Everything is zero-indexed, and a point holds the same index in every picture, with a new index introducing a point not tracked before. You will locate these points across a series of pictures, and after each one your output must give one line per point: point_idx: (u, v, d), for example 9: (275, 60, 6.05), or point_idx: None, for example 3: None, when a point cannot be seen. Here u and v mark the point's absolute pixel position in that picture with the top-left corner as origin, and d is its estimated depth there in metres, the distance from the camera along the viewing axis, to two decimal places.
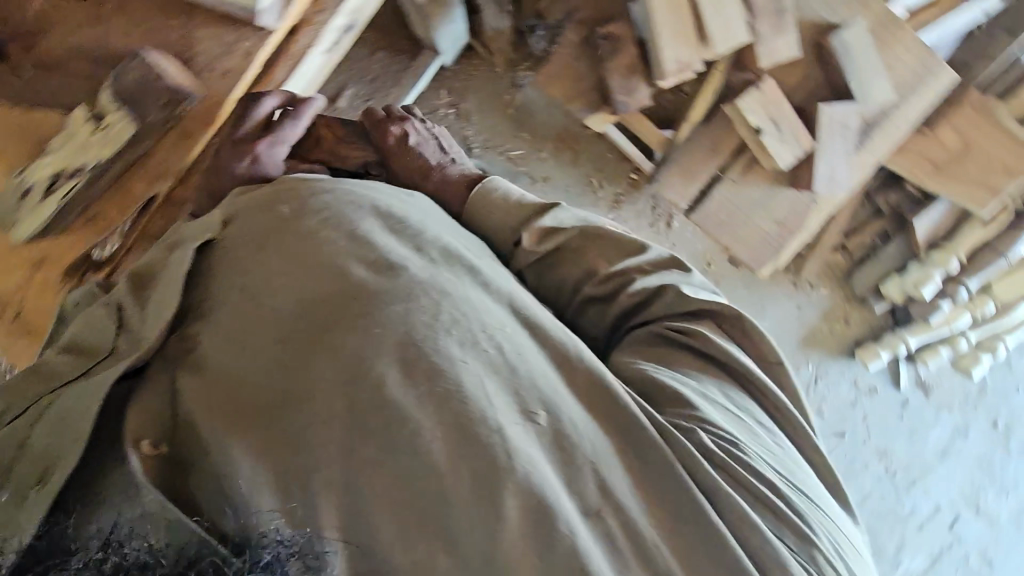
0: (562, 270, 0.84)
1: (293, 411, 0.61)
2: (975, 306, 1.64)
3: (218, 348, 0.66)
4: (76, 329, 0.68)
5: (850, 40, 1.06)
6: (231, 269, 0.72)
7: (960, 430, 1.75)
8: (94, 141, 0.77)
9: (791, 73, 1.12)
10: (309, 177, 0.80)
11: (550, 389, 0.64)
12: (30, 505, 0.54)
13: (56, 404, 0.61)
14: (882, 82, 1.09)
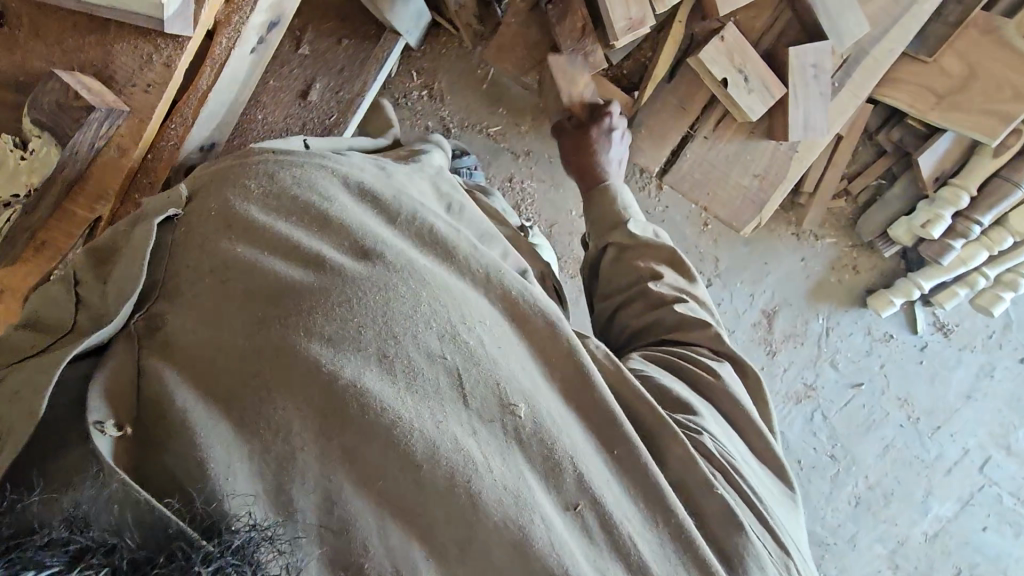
0: (621, 267, 0.90)
1: (270, 406, 0.53)
2: (992, 241, 1.49)
3: (186, 327, 0.57)
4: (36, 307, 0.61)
5: None
6: (192, 240, 0.63)
7: (985, 369, 1.68)
8: (27, 171, 0.75)
9: (754, 18, 1.04)
10: (279, 150, 0.72)
11: (538, 389, 0.62)
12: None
13: (14, 376, 0.52)
14: (855, 17, 1.02)
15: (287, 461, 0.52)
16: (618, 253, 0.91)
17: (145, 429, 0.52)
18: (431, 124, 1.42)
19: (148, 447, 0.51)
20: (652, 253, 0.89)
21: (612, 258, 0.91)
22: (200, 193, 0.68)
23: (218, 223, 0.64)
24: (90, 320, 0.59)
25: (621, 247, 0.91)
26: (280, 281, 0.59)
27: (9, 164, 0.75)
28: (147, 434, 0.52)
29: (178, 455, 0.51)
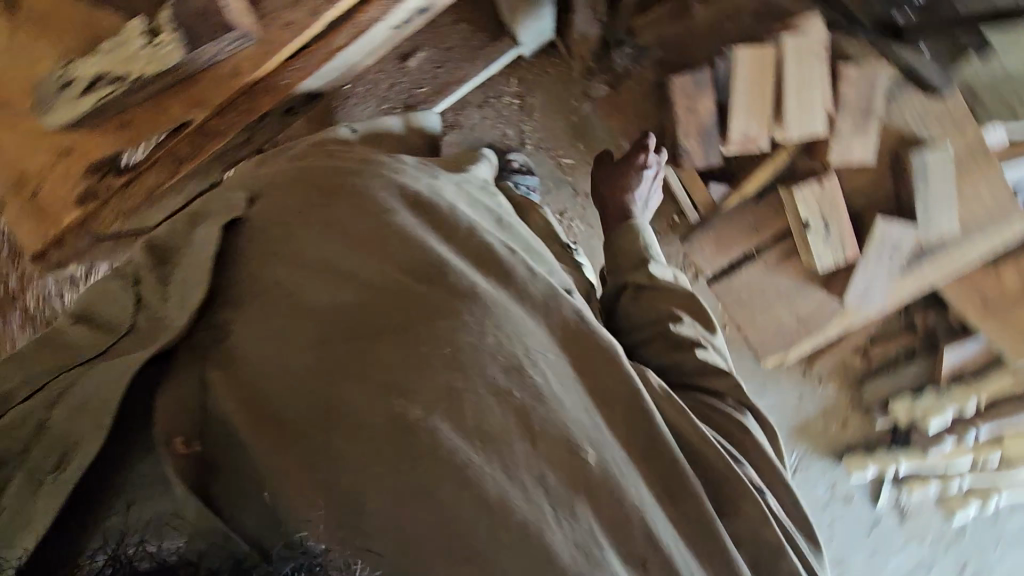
0: (641, 308, 0.74)
1: (327, 437, 0.51)
2: (979, 452, 1.57)
3: (246, 333, 0.57)
4: (98, 297, 0.63)
5: (930, 163, 1.00)
6: (269, 242, 0.63)
7: (924, 565, 1.67)
8: (147, 59, 0.77)
9: (857, 176, 1.06)
10: (340, 153, 0.71)
11: (601, 439, 0.55)
12: (48, 495, 0.48)
13: (83, 382, 0.53)
14: (950, 214, 1.04)
15: (356, 503, 0.49)
16: (638, 292, 0.75)
17: (210, 450, 0.53)
18: (509, 133, 1.36)
19: (205, 470, 0.52)
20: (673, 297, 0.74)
21: (631, 298, 0.75)
22: (259, 205, 0.66)
23: (280, 231, 0.64)
24: (150, 318, 0.59)
25: (651, 290, 0.75)
26: (345, 301, 0.58)
27: (133, 46, 0.77)
28: (210, 456, 0.52)
29: (245, 486, 0.51)
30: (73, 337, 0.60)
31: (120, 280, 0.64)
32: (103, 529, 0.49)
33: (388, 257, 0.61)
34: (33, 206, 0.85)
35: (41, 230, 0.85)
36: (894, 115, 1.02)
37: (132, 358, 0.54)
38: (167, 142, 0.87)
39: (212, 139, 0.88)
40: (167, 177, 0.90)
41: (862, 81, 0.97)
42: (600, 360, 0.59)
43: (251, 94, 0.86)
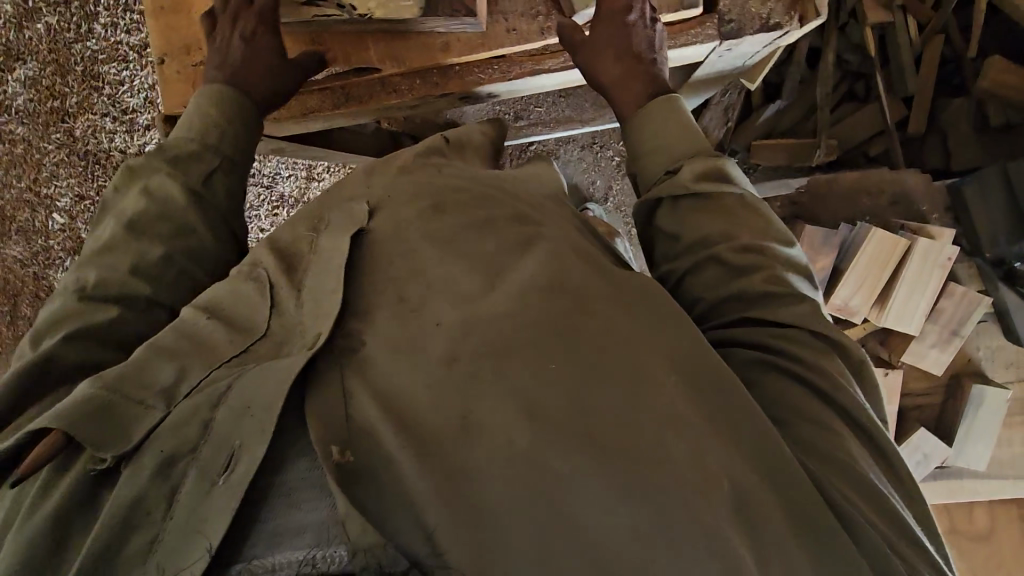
0: (683, 220, 0.71)
1: (459, 447, 0.51)
2: None
3: (387, 355, 0.57)
4: (224, 296, 0.64)
5: (987, 396, 1.21)
6: (407, 254, 0.63)
7: None
8: (383, 5, 0.84)
9: (915, 378, 1.29)
10: (455, 174, 0.72)
11: (718, 488, 0.50)
12: (223, 494, 0.51)
13: (244, 379, 0.56)
14: (982, 451, 1.24)
15: (483, 509, 0.49)
16: (686, 202, 0.72)
17: (359, 461, 0.53)
18: (598, 183, 1.53)
19: (355, 477, 0.51)
20: (721, 206, 0.70)
21: (670, 209, 0.73)
22: (379, 218, 0.67)
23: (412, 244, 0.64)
24: (291, 321, 0.62)
25: (693, 198, 0.71)
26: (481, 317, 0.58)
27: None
28: (354, 465, 0.52)
29: (381, 491, 0.51)
30: (217, 337, 0.61)
31: (253, 285, 0.65)
32: (269, 528, 0.52)
33: (516, 267, 0.61)
34: (193, 76, 0.99)
35: (190, 97, 0.99)
36: (973, 342, 1.28)
37: (287, 364, 0.56)
38: (347, 77, 0.96)
39: (389, 93, 0.97)
40: (324, 110, 0.99)
41: (961, 302, 1.21)
42: (708, 370, 0.56)
43: (444, 71, 0.95)
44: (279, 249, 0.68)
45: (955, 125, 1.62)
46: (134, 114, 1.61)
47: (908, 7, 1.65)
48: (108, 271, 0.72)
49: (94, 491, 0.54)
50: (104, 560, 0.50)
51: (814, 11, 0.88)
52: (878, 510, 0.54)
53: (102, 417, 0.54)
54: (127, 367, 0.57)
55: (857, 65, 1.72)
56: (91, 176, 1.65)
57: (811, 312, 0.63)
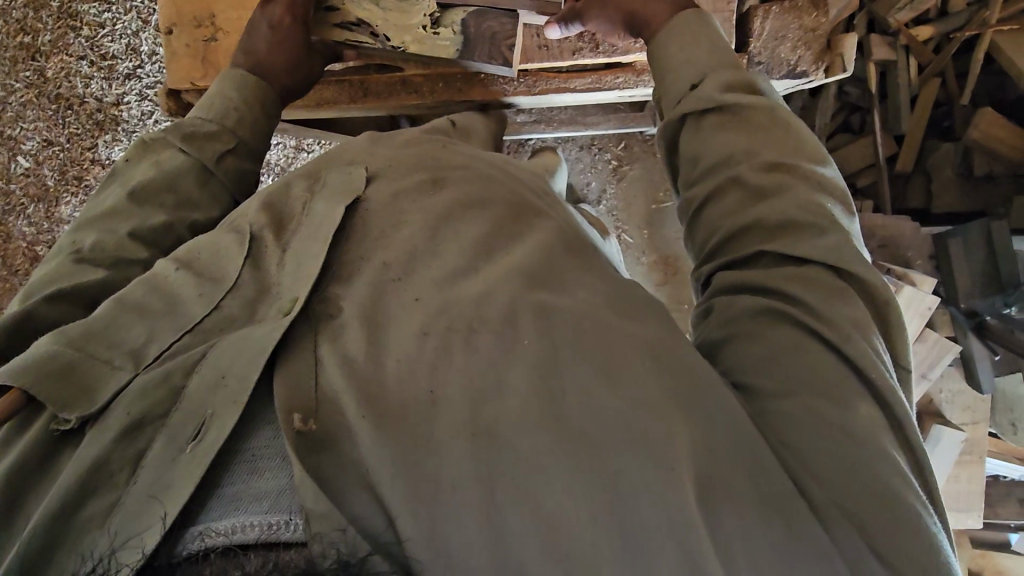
0: (703, 142, 0.72)
1: (422, 422, 0.51)
2: None
3: (366, 324, 0.56)
4: (201, 249, 0.63)
5: (944, 437, 1.26)
6: (393, 226, 0.63)
7: None
8: (419, 40, 0.89)
9: None
10: (455, 151, 0.72)
11: (684, 454, 0.49)
12: (188, 466, 0.48)
13: (217, 349, 0.53)
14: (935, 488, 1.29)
15: (440, 486, 0.48)
16: (710, 117, 0.72)
17: (326, 430, 0.51)
18: (592, 184, 1.53)
19: (317, 447, 0.50)
20: (748, 121, 0.70)
21: (694, 126, 0.74)
22: (377, 187, 0.67)
23: (394, 218, 0.64)
24: (267, 280, 0.61)
25: (718, 113, 0.72)
26: (454, 296, 0.57)
27: (412, 21, 0.88)
28: (320, 434, 0.51)
29: (344, 462, 0.50)
30: (187, 294, 0.59)
31: (235, 239, 0.64)
32: (229, 493, 0.48)
33: (509, 254, 0.61)
34: (202, 51, 0.97)
35: (198, 73, 0.98)
36: (938, 384, 1.32)
37: (263, 331, 0.54)
38: (368, 73, 0.99)
39: (409, 94, 0.99)
40: (342, 100, 1.01)
41: (934, 347, 1.24)
42: (692, 364, 0.55)
43: (470, 76, 0.97)
44: (269, 203, 0.67)
45: (940, 169, 1.67)
46: (113, 61, 1.57)
47: (912, 48, 1.67)
48: (107, 232, 0.70)
49: (55, 450, 0.50)
50: (63, 523, 0.46)
51: (841, 65, 0.89)
52: (885, 503, 0.49)
53: (67, 373, 0.51)
54: (94, 323, 0.55)
55: (857, 97, 1.76)
56: (62, 121, 1.61)
57: (828, 249, 0.60)
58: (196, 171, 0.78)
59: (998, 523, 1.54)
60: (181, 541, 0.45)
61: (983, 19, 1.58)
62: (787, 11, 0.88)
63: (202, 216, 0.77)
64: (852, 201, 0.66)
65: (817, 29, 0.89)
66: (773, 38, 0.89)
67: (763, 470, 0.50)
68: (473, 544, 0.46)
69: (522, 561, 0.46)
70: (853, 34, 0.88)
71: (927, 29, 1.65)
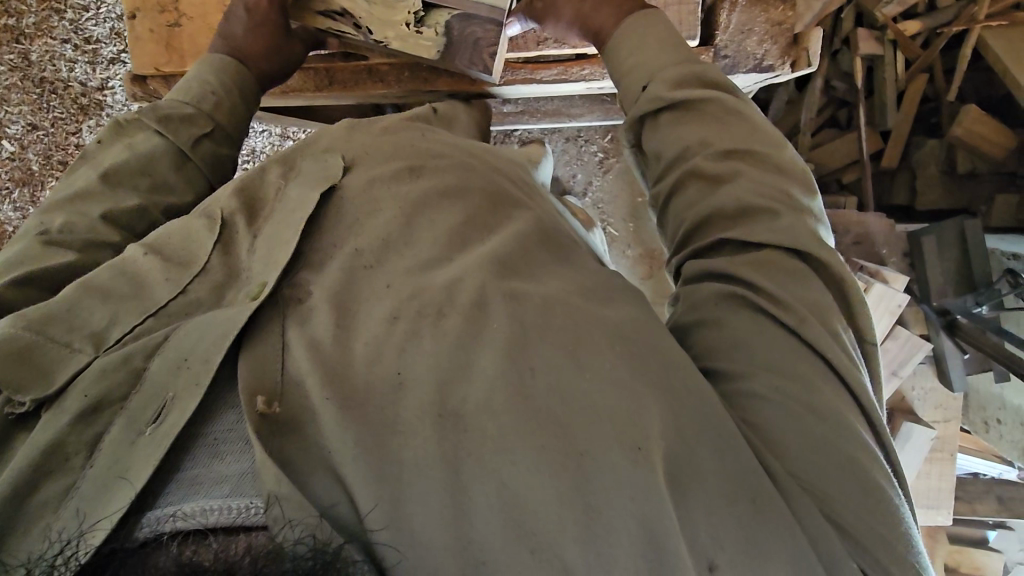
0: (667, 132, 0.73)
1: (388, 404, 0.50)
2: None
3: (332, 310, 0.56)
4: (171, 235, 0.64)
5: (913, 433, 1.28)
6: (365, 214, 0.63)
7: None
8: (401, 37, 0.86)
9: None
10: (434, 138, 0.72)
11: (652, 431, 0.48)
12: (144, 449, 0.48)
13: (180, 334, 0.54)
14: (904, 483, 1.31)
15: (403, 469, 0.48)
16: (666, 114, 0.74)
17: (289, 414, 0.51)
18: (579, 176, 1.54)
19: (283, 431, 0.50)
20: (702, 115, 0.71)
21: (651, 124, 0.75)
22: (352, 174, 0.67)
23: (366, 206, 0.64)
24: (237, 265, 0.61)
25: (673, 109, 0.73)
26: (423, 281, 0.57)
27: (395, 17, 0.85)
28: (284, 419, 0.51)
29: (308, 446, 0.50)
30: (153, 277, 0.59)
31: (205, 224, 0.64)
32: (189, 476, 0.48)
33: (482, 243, 0.61)
34: (166, 37, 0.97)
35: (162, 59, 0.98)
36: (909, 382, 1.34)
37: (230, 314, 0.55)
38: (334, 61, 0.99)
39: (376, 82, 0.99)
40: (308, 88, 1.02)
41: (904, 344, 1.27)
42: (660, 345, 0.54)
43: (436, 69, 0.97)
44: (243, 187, 0.67)
45: (924, 166, 1.68)
46: (97, 45, 1.55)
47: (899, 42, 1.68)
48: (78, 215, 0.69)
49: (9, 434, 0.50)
50: (18, 503, 0.46)
51: (806, 60, 0.90)
52: (843, 488, 0.50)
53: (26, 356, 0.52)
54: (55, 305, 0.55)
55: (843, 93, 1.77)
56: (47, 105, 1.60)
57: (785, 234, 0.61)
58: (172, 156, 0.79)
59: (974, 519, 1.56)
60: (140, 525, 0.46)
61: (970, 15, 1.59)
62: (755, 3, 0.89)
63: (176, 201, 0.77)
64: (813, 183, 0.68)
65: (785, 22, 0.89)
66: (740, 31, 0.90)
67: (735, 448, 0.50)
68: (435, 527, 0.46)
69: (484, 545, 0.46)
70: (818, 28, 0.89)
71: (915, 23, 1.66)
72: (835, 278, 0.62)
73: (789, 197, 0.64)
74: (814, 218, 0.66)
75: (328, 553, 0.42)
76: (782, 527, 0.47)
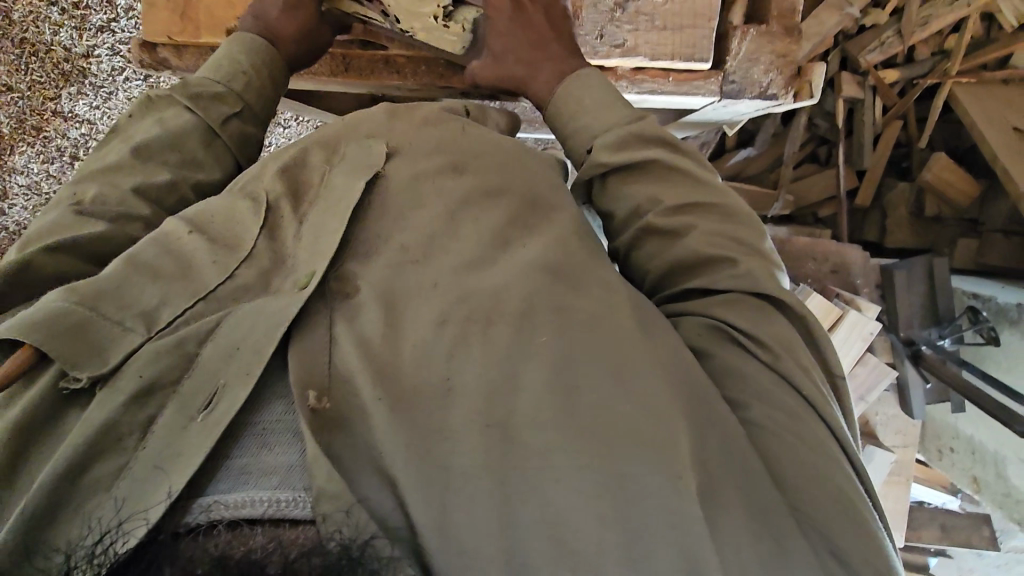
0: (616, 192, 0.74)
1: (435, 406, 0.53)
2: None
3: (378, 307, 0.58)
4: (214, 214, 0.64)
5: (876, 457, 1.37)
6: (408, 215, 0.65)
7: None
8: (428, 29, 0.86)
9: None
10: (470, 139, 0.73)
11: (687, 446, 0.52)
12: (194, 437, 0.49)
13: (230, 324, 0.54)
14: None
15: (451, 477, 0.50)
16: (613, 178, 0.75)
17: (337, 407, 0.53)
18: None
19: (332, 424, 0.51)
20: (647, 173, 0.73)
21: (601, 187, 0.76)
22: (395, 165, 0.69)
23: (409, 206, 0.66)
24: (282, 252, 0.62)
25: (618, 172, 0.74)
26: (469, 289, 0.59)
27: (423, 9, 0.85)
28: (332, 412, 0.52)
29: (356, 435, 0.52)
30: (200, 260, 0.59)
31: (248, 205, 0.65)
32: (239, 465, 0.49)
33: (522, 249, 0.64)
34: (181, 6, 0.95)
35: (175, 27, 0.96)
36: (875, 407, 1.43)
37: (278, 306, 0.56)
38: (352, 48, 0.97)
39: (392, 74, 0.96)
40: (322, 73, 0.99)
41: (873, 370, 1.34)
42: (686, 363, 0.58)
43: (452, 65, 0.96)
44: (286, 170, 0.69)
45: (895, 207, 1.80)
46: (86, 11, 1.50)
47: (879, 88, 1.80)
48: (112, 186, 0.69)
49: (64, 409, 0.51)
50: (72, 485, 0.46)
51: (809, 91, 0.96)
52: (841, 516, 0.53)
53: (75, 331, 0.51)
54: (104, 283, 0.55)
55: (825, 131, 1.90)
56: (25, 67, 1.53)
57: (743, 278, 0.64)
58: (202, 133, 0.77)
59: (920, 546, 1.67)
60: (190, 509, 0.46)
61: (943, 70, 1.74)
62: (763, 34, 0.92)
63: (205, 176, 0.76)
64: (760, 225, 0.70)
65: (787, 56, 0.93)
66: (747, 60, 0.93)
67: (751, 477, 0.53)
68: (481, 532, 0.48)
69: (528, 553, 0.48)
70: (819, 63, 0.95)
71: (895, 72, 1.78)
72: (806, 324, 0.65)
73: (743, 244, 0.67)
74: (773, 263, 0.68)
75: (354, 549, 0.43)
76: (789, 555, 0.50)
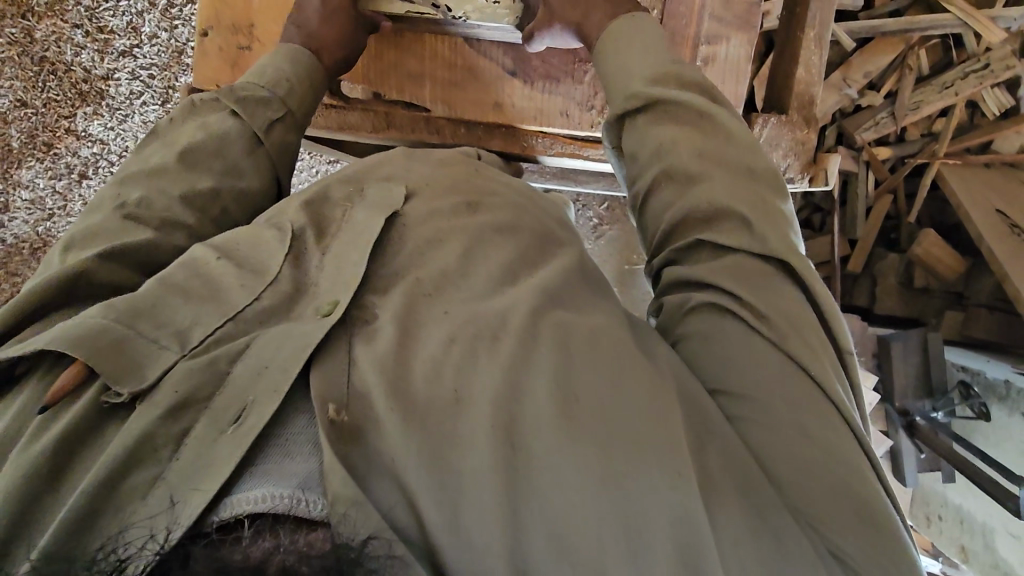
0: (646, 132, 0.77)
1: (447, 418, 0.53)
2: None
3: (395, 326, 0.59)
4: (239, 239, 0.67)
5: None
6: (427, 247, 0.68)
7: None
8: (479, 9, 0.91)
9: None
10: (487, 182, 0.78)
11: (691, 463, 0.52)
12: (224, 451, 0.50)
13: (258, 347, 0.56)
14: None
15: (460, 480, 0.50)
16: (645, 116, 0.78)
17: (355, 421, 0.53)
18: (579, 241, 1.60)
19: (348, 436, 0.52)
20: (674, 115, 0.76)
21: (631, 125, 0.80)
22: (413, 205, 0.72)
23: (428, 242, 0.68)
24: (304, 281, 0.64)
25: (650, 110, 0.78)
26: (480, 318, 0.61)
27: None
28: (349, 424, 0.53)
29: (372, 447, 0.52)
30: (227, 283, 0.61)
31: (276, 236, 0.68)
32: (262, 469, 0.49)
33: (535, 278, 0.66)
34: (232, 57, 1.03)
35: (224, 76, 1.03)
36: None
37: (304, 332, 0.57)
38: (395, 107, 1.06)
39: (433, 134, 1.06)
40: (365, 127, 1.07)
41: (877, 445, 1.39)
42: (685, 391, 0.59)
43: (491, 128, 1.06)
44: (308, 204, 0.72)
45: (885, 275, 1.87)
46: (111, 35, 1.55)
47: (872, 164, 1.90)
48: (157, 190, 0.72)
49: (103, 422, 0.53)
50: (108, 496, 0.48)
51: (823, 178, 1.01)
52: (873, 551, 0.51)
53: (116, 350, 0.54)
54: (141, 301, 0.58)
55: (821, 199, 1.96)
56: (42, 85, 1.58)
57: (753, 239, 0.65)
58: (246, 139, 0.80)
59: None
60: (215, 507, 0.47)
61: (932, 151, 1.84)
62: (783, 123, 0.99)
63: (247, 182, 0.79)
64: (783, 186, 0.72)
65: (807, 142, 1.00)
66: (768, 145, 0.99)
67: (750, 480, 0.53)
68: (489, 537, 0.48)
69: (532, 561, 0.48)
70: (835, 155, 1.01)
71: (886, 149, 1.87)
72: None
73: (761, 201, 0.68)
74: (788, 220, 0.69)
75: (354, 551, 0.43)
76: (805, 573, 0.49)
